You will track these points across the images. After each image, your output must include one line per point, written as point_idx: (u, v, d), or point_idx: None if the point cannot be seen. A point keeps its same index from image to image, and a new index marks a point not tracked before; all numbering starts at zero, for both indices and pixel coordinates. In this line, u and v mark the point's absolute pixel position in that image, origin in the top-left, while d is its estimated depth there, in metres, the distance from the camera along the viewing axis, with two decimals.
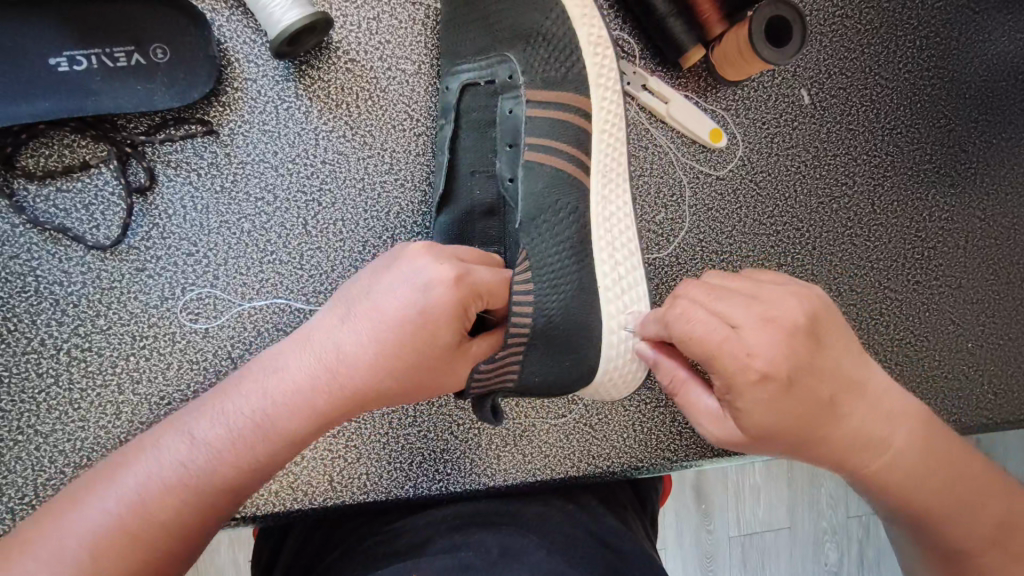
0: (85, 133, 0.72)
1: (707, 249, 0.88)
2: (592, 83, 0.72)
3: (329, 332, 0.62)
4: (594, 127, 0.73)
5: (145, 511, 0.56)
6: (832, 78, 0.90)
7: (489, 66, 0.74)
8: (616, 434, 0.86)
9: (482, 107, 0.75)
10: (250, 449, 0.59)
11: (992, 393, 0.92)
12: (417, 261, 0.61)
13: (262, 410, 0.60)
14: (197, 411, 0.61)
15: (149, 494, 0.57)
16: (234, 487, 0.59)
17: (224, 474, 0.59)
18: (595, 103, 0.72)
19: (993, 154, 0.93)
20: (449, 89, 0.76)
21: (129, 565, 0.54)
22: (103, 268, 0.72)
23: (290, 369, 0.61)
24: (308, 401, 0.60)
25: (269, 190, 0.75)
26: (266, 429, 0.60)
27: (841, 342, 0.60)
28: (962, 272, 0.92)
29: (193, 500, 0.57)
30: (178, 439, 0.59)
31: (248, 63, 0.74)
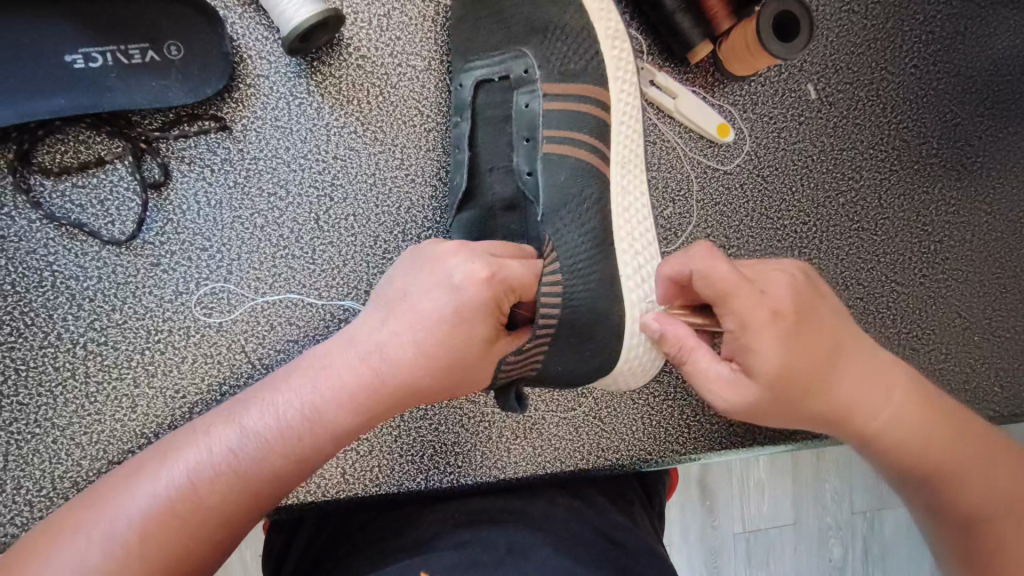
0: (100, 129, 0.73)
1: (714, 243, 0.88)
2: (610, 75, 0.73)
3: (370, 329, 0.65)
4: (613, 118, 0.74)
5: (190, 497, 0.59)
6: (839, 73, 0.91)
7: (504, 61, 0.75)
8: (625, 427, 0.86)
9: (499, 102, 0.76)
10: (292, 442, 0.62)
11: (998, 387, 0.92)
12: (454, 262, 0.64)
13: (305, 405, 0.62)
14: (243, 404, 0.64)
15: (194, 482, 0.60)
16: (278, 478, 0.62)
17: (269, 465, 0.61)
18: (614, 94, 0.74)
19: (999, 148, 0.94)
20: (461, 86, 0.77)
21: (173, 548, 0.57)
22: (119, 263, 0.73)
23: (334, 364, 0.64)
24: (348, 396, 0.63)
25: (281, 186, 0.75)
26: (309, 422, 0.62)
27: (843, 314, 0.64)
28: (968, 266, 0.93)
29: (238, 488, 0.60)
30: (223, 430, 0.62)
31: (260, 60, 0.75)
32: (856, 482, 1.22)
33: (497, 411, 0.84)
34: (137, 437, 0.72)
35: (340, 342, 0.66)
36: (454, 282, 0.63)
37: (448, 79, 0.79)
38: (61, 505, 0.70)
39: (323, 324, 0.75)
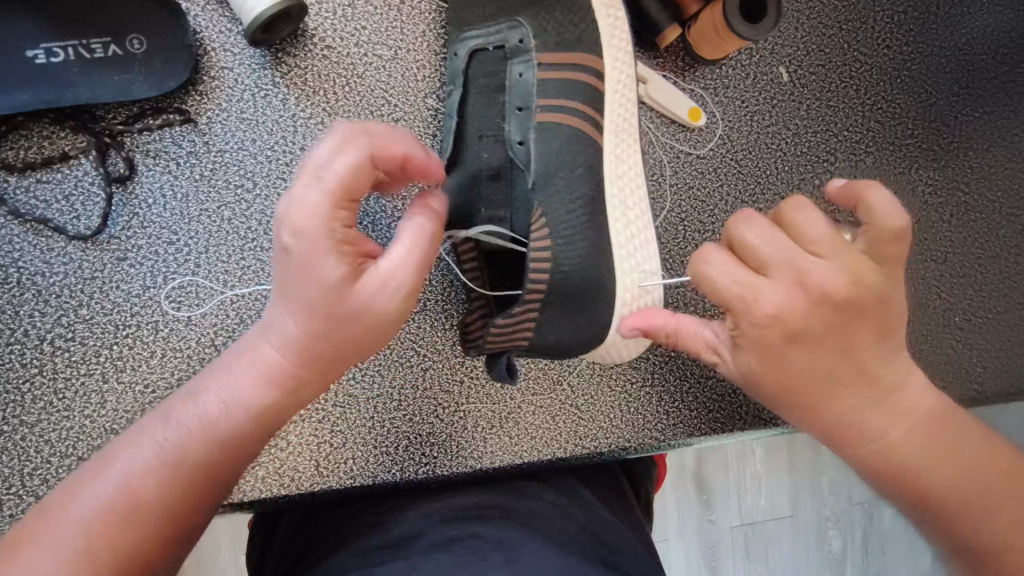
0: (63, 124, 0.72)
1: (689, 228, 0.88)
2: (605, 42, 0.74)
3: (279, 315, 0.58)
4: (608, 87, 0.74)
5: (127, 506, 0.54)
6: (811, 55, 0.90)
7: (498, 32, 0.75)
8: (603, 415, 0.86)
9: (493, 71, 0.76)
10: (221, 437, 0.57)
11: (980, 367, 0.91)
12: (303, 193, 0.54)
13: (227, 395, 0.57)
14: (164, 414, 0.59)
15: (130, 491, 0.55)
16: (210, 470, 0.57)
17: (197, 457, 0.56)
18: (608, 63, 0.74)
19: (975, 127, 0.93)
20: (455, 56, 0.76)
21: (119, 554, 0.53)
22: (85, 258, 0.73)
23: (258, 352, 0.59)
24: (281, 383, 0.58)
25: (248, 178, 0.75)
26: (241, 413, 0.57)
27: (866, 325, 0.58)
28: (947, 247, 0.92)
29: (174, 490, 0.55)
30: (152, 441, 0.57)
31: (223, 52, 0.75)
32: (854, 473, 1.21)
33: (472, 402, 0.83)
34: (106, 434, 0.71)
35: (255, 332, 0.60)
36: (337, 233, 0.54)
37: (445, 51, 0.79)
38: (30, 503, 0.70)
39: None
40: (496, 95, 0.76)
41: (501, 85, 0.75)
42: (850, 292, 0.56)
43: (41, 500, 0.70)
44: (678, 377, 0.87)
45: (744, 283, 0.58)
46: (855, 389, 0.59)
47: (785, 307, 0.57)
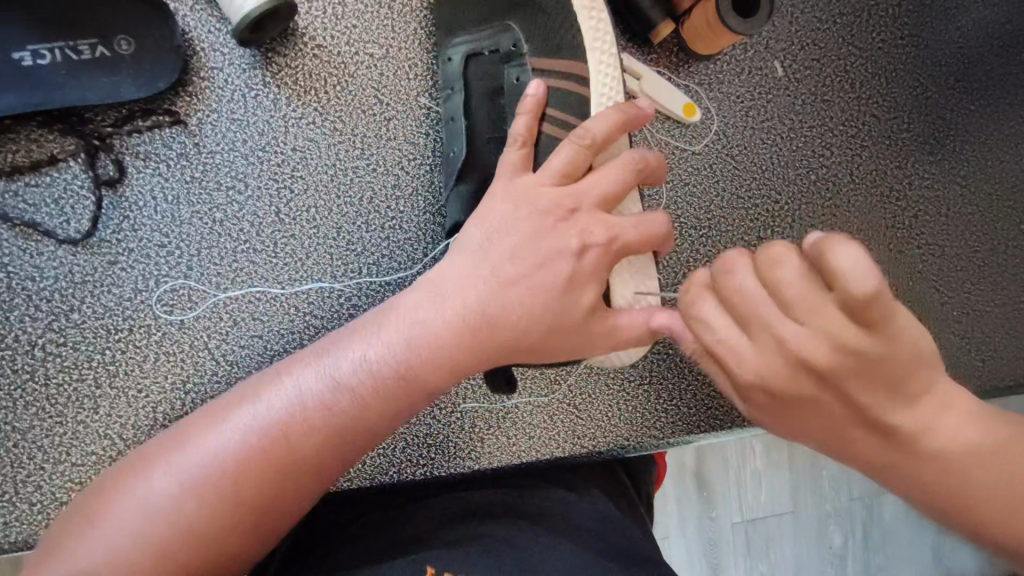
0: (52, 127, 0.72)
1: (685, 225, 0.87)
2: (588, 46, 0.69)
3: (460, 277, 0.61)
4: (592, 91, 0.69)
5: (215, 483, 0.54)
6: (805, 50, 0.90)
7: (491, 35, 0.74)
8: (601, 413, 0.85)
9: (490, 74, 0.74)
10: (379, 399, 0.58)
11: (979, 361, 0.91)
12: (519, 184, 0.63)
13: (397, 356, 0.59)
14: (256, 392, 0.59)
15: (214, 470, 0.55)
16: (341, 441, 0.58)
17: (346, 425, 0.58)
18: (592, 67, 0.69)
19: (971, 120, 0.93)
20: (450, 60, 0.76)
21: (195, 540, 0.53)
22: (76, 262, 0.72)
23: (323, 353, 0.60)
24: (356, 381, 0.58)
25: (240, 179, 0.74)
26: (340, 388, 0.58)
27: (875, 380, 0.46)
28: (945, 240, 0.92)
29: (263, 468, 0.55)
30: (225, 422, 0.57)
31: (213, 52, 0.74)
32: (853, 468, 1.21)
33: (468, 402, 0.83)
34: (100, 438, 0.71)
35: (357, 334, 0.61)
36: (547, 204, 0.61)
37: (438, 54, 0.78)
38: (23, 509, 0.69)
39: (286, 318, 0.74)
40: (495, 98, 0.74)
41: (499, 87, 0.74)
42: (830, 363, 0.46)
43: (36, 506, 0.69)
44: (676, 375, 0.86)
45: (720, 350, 0.52)
46: (868, 440, 0.50)
47: (766, 373, 0.48)
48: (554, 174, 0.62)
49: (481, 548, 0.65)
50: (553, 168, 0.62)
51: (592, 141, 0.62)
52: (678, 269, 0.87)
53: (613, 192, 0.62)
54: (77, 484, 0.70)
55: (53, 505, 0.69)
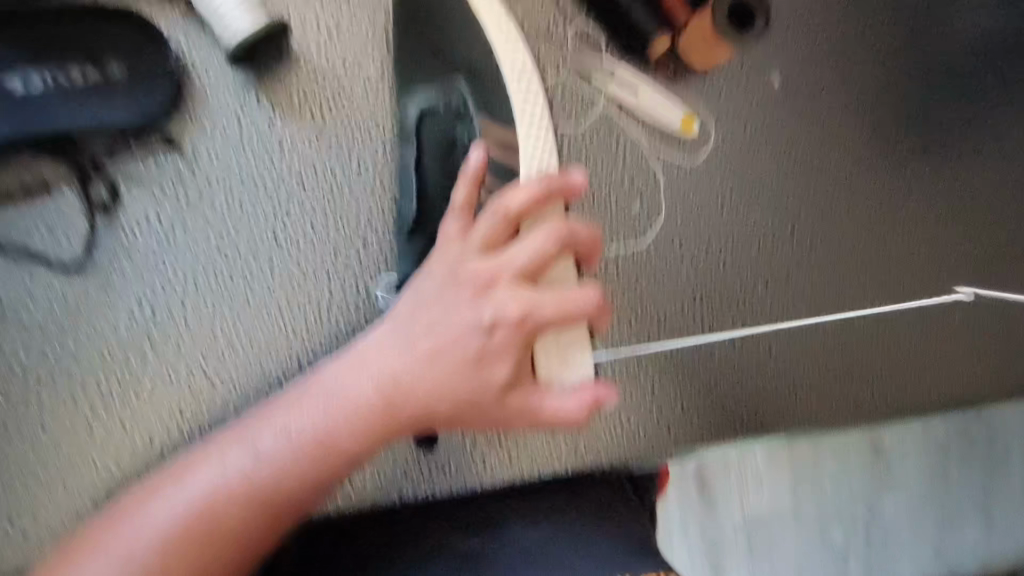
0: (43, 152, 0.71)
1: (684, 240, 0.87)
2: (517, 106, 0.65)
3: (377, 348, 0.59)
4: (523, 159, 0.64)
5: (167, 555, 0.53)
6: (801, 64, 0.90)
7: (442, 93, 0.71)
8: (603, 431, 0.84)
9: (438, 131, 0.72)
10: (308, 473, 0.57)
11: (952, 371, 0.95)
12: (446, 253, 0.60)
13: (319, 429, 0.57)
14: (183, 471, 0.57)
15: (167, 540, 0.53)
16: (274, 516, 0.56)
17: (277, 499, 0.56)
18: (521, 135, 0.64)
19: (955, 136, 0.95)
20: (408, 115, 0.74)
21: None
22: (70, 288, 0.71)
23: (276, 413, 0.59)
24: (310, 442, 0.57)
25: (235, 202, 0.74)
26: (291, 450, 0.57)
27: None
28: (927, 255, 0.94)
29: (193, 551, 0.53)
30: (174, 491, 0.55)
31: (206, 75, 0.74)
32: None
33: None
34: (97, 465, 0.70)
35: (307, 392, 0.59)
36: (468, 275, 0.58)
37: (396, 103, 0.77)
38: (21, 539, 0.68)
39: (284, 341, 0.73)
40: (449, 154, 0.71)
41: (452, 144, 0.71)
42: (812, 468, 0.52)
43: (33, 535, 0.68)
44: (676, 390, 0.86)
45: None
46: None
47: None
48: (476, 245, 0.59)
49: None
50: (474, 241, 0.60)
51: (511, 217, 0.59)
52: (676, 284, 0.86)
53: (532, 266, 0.58)
54: (75, 512, 0.69)
55: (50, 534, 0.68)
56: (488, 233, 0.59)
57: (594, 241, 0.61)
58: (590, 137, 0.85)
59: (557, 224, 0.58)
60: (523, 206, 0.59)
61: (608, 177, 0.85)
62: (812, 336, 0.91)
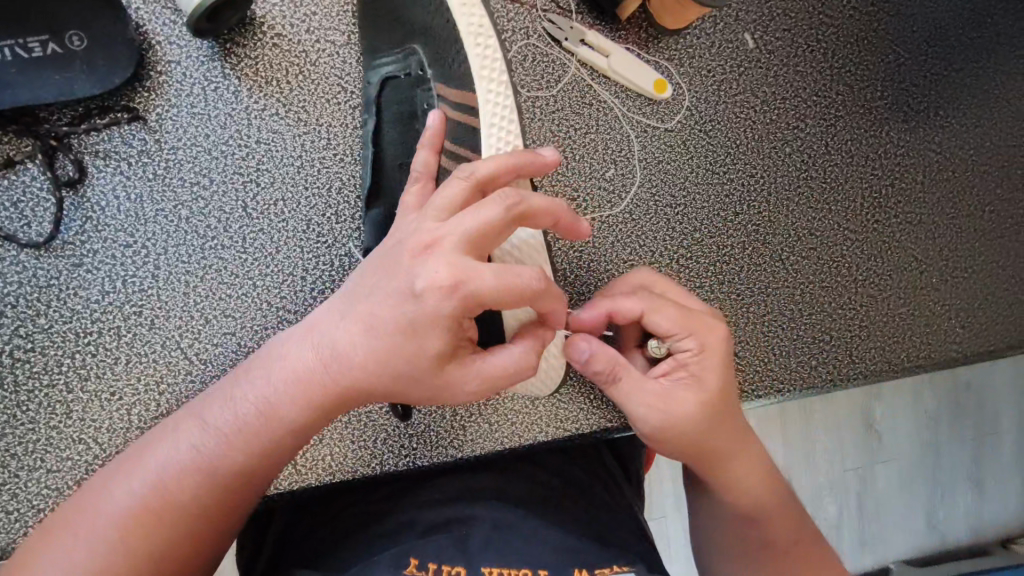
0: (6, 129, 0.70)
1: (660, 204, 0.86)
2: (476, 76, 0.67)
3: (323, 318, 0.59)
4: (481, 122, 0.67)
5: (109, 547, 0.53)
6: (776, 21, 0.89)
7: (403, 59, 0.72)
8: (583, 397, 0.85)
9: (403, 98, 0.73)
10: (260, 446, 0.57)
11: (960, 326, 0.91)
12: (404, 223, 0.59)
13: (251, 414, 0.57)
14: (142, 452, 0.58)
15: (109, 533, 0.53)
16: (230, 489, 0.57)
17: (230, 473, 0.57)
18: (480, 95, 0.67)
19: (945, 86, 0.92)
20: (370, 83, 0.75)
21: None
22: (39, 266, 0.71)
23: (210, 403, 0.59)
24: (244, 427, 0.57)
25: (204, 174, 0.73)
26: (224, 437, 0.57)
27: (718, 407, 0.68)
28: (921, 208, 0.91)
29: (148, 525, 0.54)
30: (115, 487, 0.56)
31: (169, 45, 0.73)
32: (844, 440, 1.21)
33: None
34: (75, 444, 0.70)
35: (243, 380, 0.59)
36: (413, 239, 0.56)
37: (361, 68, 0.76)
38: (0, 518, 0.68)
39: (259, 313, 0.73)
40: (410, 121, 0.73)
41: (412, 111, 0.73)
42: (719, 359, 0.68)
43: (13, 514, 0.68)
44: None
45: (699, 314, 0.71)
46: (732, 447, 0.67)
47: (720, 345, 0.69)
48: (440, 209, 0.56)
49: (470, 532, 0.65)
50: (439, 203, 0.57)
51: (475, 180, 0.58)
52: (654, 247, 0.86)
53: (483, 235, 0.55)
54: (54, 490, 0.69)
55: (30, 512, 0.68)
56: (448, 195, 0.57)
57: (553, 216, 0.59)
58: (563, 102, 0.84)
59: (512, 194, 0.55)
60: (489, 172, 0.58)
61: (583, 141, 0.85)
62: (799, 294, 0.88)
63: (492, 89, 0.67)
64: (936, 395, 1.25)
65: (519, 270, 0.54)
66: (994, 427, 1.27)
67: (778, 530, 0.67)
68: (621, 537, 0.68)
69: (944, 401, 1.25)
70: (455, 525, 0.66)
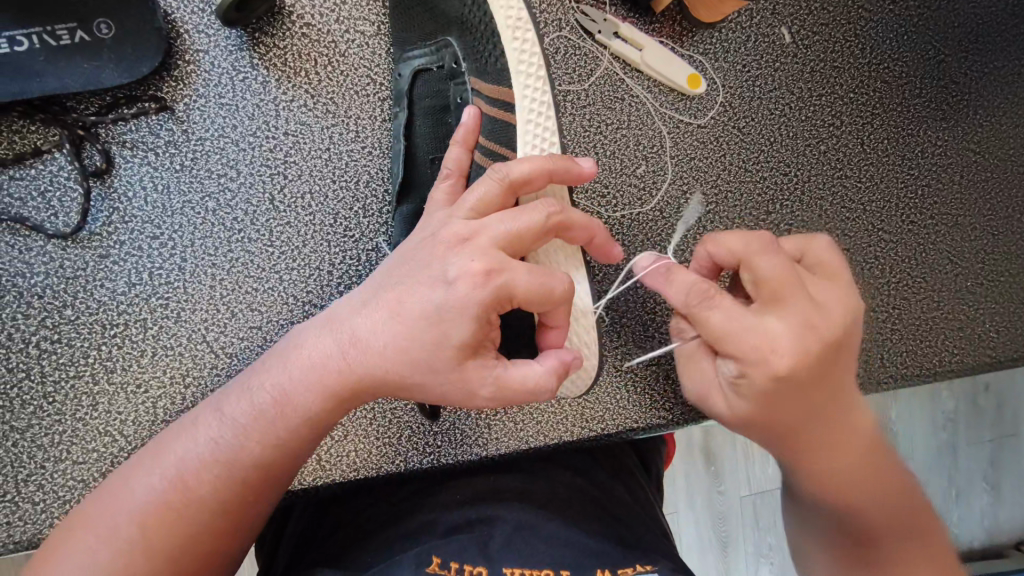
0: (33, 117, 0.69)
1: (691, 202, 0.84)
2: (512, 70, 0.65)
3: (347, 312, 0.57)
4: (518, 117, 0.65)
5: (131, 542, 0.52)
6: (813, 15, 0.86)
7: (435, 51, 0.71)
8: (609, 396, 0.83)
9: (435, 92, 0.72)
10: (282, 438, 0.56)
11: (994, 331, 0.89)
12: (430, 220, 0.59)
13: (273, 405, 0.56)
14: (160, 446, 0.57)
15: (130, 529, 0.52)
16: (250, 483, 0.56)
17: (250, 468, 0.55)
18: (516, 91, 0.65)
19: (986, 83, 0.90)
20: (401, 76, 0.74)
21: None
22: (66, 256, 0.70)
23: (232, 394, 0.58)
24: (266, 419, 0.56)
25: (231, 166, 0.72)
26: (245, 429, 0.56)
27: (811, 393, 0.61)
28: (958, 209, 0.89)
29: (169, 519, 0.53)
30: (136, 481, 0.55)
31: (197, 34, 0.72)
32: None
33: None
34: (101, 436, 0.69)
35: (264, 372, 0.58)
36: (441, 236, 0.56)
37: (390, 60, 0.75)
38: (26, 509, 0.68)
39: (286, 308, 0.72)
40: (442, 114, 0.73)
41: (445, 105, 0.72)
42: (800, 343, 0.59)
43: (39, 505, 0.68)
44: None
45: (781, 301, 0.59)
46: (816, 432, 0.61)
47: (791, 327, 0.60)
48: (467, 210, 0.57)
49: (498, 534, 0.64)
50: (468, 204, 0.57)
51: (508, 182, 0.57)
52: (685, 246, 0.84)
53: (519, 243, 0.55)
54: (79, 483, 0.69)
55: (56, 504, 0.68)
56: (483, 195, 0.57)
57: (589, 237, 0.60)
58: (594, 96, 0.83)
59: (557, 205, 0.56)
60: (524, 175, 0.57)
61: (614, 137, 0.83)
62: None
63: (528, 83, 0.65)
64: (955, 397, 1.23)
65: (556, 277, 0.56)
66: (1013, 429, 1.25)
67: (879, 504, 0.62)
68: (647, 540, 0.67)
69: (963, 403, 1.23)
70: (479, 525, 0.65)
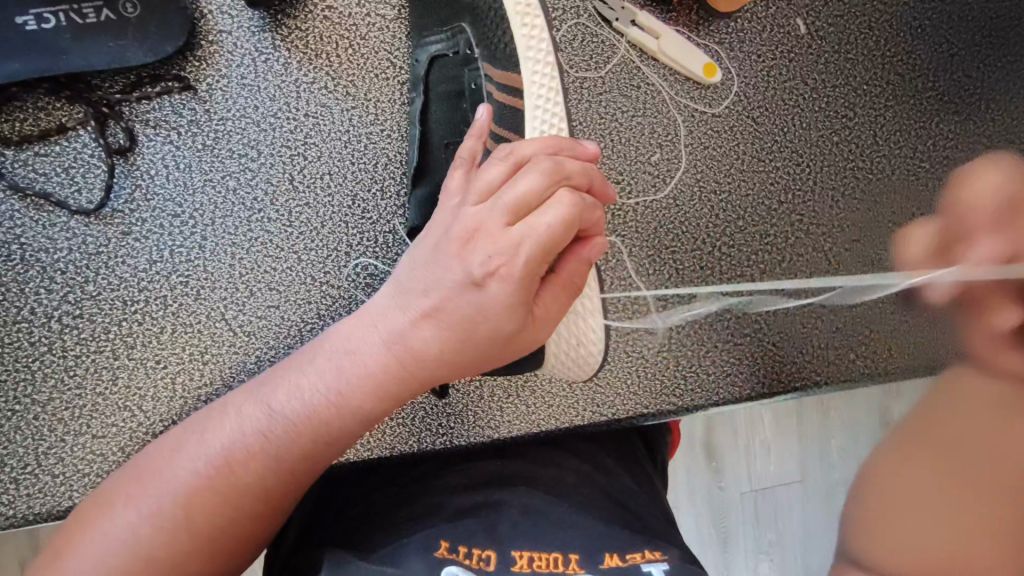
0: (59, 94, 0.71)
1: (704, 189, 0.85)
2: (521, 57, 0.66)
3: (381, 307, 0.59)
4: (526, 102, 0.67)
5: (176, 521, 0.53)
6: (830, 6, 0.87)
7: (450, 37, 0.72)
8: (620, 382, 0.84)
9: (450, 77, 0.72)
10: (316, 430, 0.57)
11: None
12: (445, 206, 0.59)
13: (313, 397, 0.57)
14: (200, 426, 0.58)
15: (173, 510, 0.53)
16: (289, 470, 0.57)
17: (290, 454, 0.57)
18: (525, 77, 0.67)
19: (1000, 78, 0.90)
20: (417, 61, 0.74)
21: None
22: (89, 233, 0.71)
23: (265, 387, 0.59)
24: (303, 408, 0.57)
25: (252, 146, 0.73)
26: (282, 419, 0.57)
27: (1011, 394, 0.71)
28: None
29: (215, 501, 0.54)
30: (175, 463, 0.56)
31: (221, 15, 0.73)
32: None
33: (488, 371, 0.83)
34: (121, 410, 0.70)
35: (296, 366, 0.60)
36: (457, 222, 0.56)
37: (408, 47, 0.76)
38: (47, 481, 0.69)
39: (303, 288, 0.73)
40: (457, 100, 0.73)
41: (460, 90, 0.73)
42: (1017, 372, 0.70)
43: (59, 478, 0.69)
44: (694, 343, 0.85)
45: None
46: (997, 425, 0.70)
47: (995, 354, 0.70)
48: (480, 188, 0.56)
49: (510, 512, 0.64)
50: (477, 185, 0.57)
51: (514, 158, 0.57)
52: (697, 234, 0.85)
53: (528, 203, 0.54)
54: (99, 456, 0.70)
55: (76, 476, 0.69)
56: (491, 176, 0.56)
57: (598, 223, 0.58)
58: (611, 84, 0.83)
59: (555, 168, 0.55)
60: (529, 154, 0.57)
61: (629, 124, 0.84)
62: None
63: (535, 70, 0.67)
64: None
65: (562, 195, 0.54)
66: None
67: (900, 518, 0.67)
68: (656, 524, 0.68)
69: None
70: (491, 505, 0.66)
